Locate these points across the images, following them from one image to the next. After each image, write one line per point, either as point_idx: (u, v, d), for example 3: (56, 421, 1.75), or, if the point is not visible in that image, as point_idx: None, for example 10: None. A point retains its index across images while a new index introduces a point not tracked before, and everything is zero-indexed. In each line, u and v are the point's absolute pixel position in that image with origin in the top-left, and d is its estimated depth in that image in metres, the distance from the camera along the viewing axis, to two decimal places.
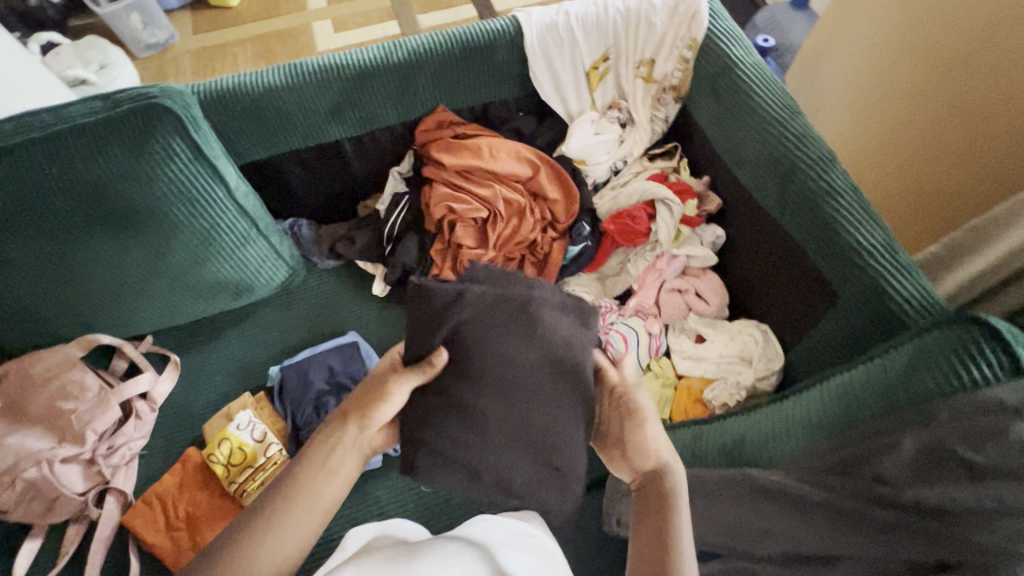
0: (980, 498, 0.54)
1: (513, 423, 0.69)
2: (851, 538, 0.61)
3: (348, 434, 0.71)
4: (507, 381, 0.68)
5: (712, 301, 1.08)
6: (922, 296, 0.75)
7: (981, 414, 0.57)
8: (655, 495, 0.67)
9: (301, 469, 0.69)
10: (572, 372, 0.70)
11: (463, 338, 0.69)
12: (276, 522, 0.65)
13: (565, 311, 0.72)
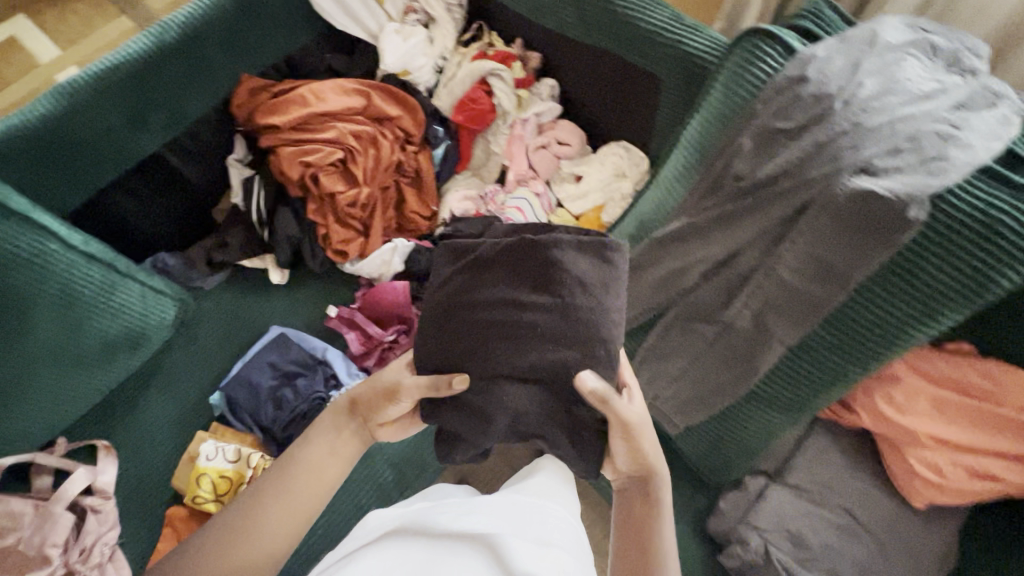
0: (803, 148, 0.70)
1: (526, 368, 0.65)
2: (742, 230, 0.75)
3: (356, 415, 0.76)
4: (511, 327, 0.64)
5: (573, 142, 1.17)
6: (710, 41, 0.90)
7: (780, 93, 0.73)
8: (638, 501, 0.72)
9: (311, 451, 0.72)
10: (588, 315, 0.63)
11: (466, 286, 0.66)
12: (279, 503, 0.69)
13: (580, 250, 0.65)
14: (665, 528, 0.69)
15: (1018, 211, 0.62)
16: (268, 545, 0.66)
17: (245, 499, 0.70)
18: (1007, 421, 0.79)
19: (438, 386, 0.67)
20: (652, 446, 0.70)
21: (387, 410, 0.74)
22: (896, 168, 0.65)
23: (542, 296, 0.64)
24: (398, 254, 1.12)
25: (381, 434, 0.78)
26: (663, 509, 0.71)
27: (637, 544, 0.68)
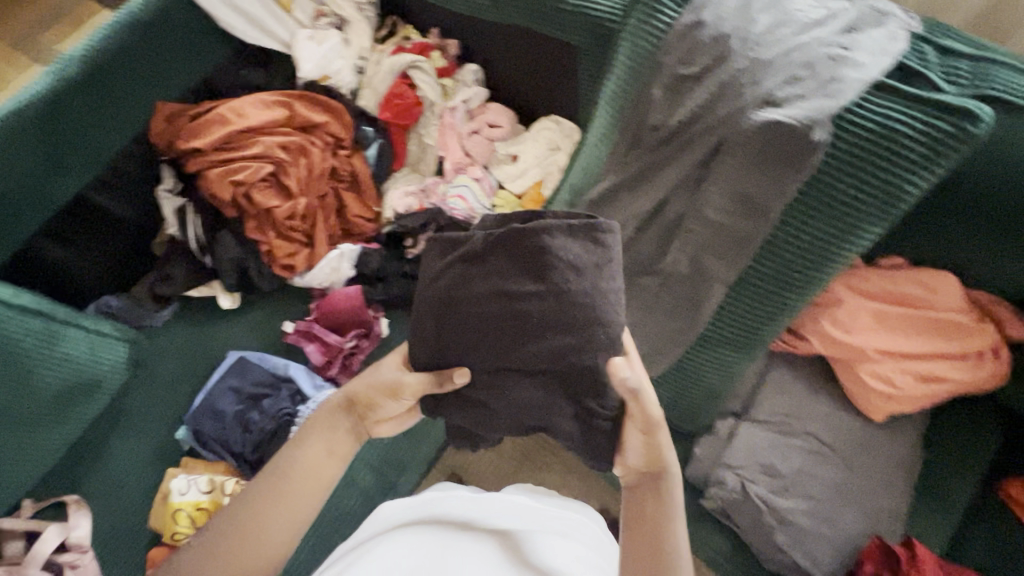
0: (711, 90, 0.71)
1: (523, 363, 0.62)
2: (668, 179, 0.76)
3: (354, 410, 0.73)
4: (503, 320, 0.62)
5: (505, 123, 1.18)
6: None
7: (683, 40, 0.74)
8: (650, 499, 0.66)
9: (306, 450, 0.68)
10: (583, 301, 0.60)
11: (457, 283, 0.64)
12: (277, 508, 0.65)
13: (572, 235, 0.61)
14: (678, 528, 0.63)
15: (916, 119, 0.64)
16: (263, 552, 0.63)
17: (242, 510, 0.65)
18: (942, 324, 0.84)
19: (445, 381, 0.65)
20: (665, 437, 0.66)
21: (385, 407, 0.71)
22: (797, 96, 0.67)
23: (533, 285, 0.61)
24: (345, 260, 1.11)
25: (378, 430, 0.76)
26: (676, 508, 0.65)
27: (651, 545, 0.62)
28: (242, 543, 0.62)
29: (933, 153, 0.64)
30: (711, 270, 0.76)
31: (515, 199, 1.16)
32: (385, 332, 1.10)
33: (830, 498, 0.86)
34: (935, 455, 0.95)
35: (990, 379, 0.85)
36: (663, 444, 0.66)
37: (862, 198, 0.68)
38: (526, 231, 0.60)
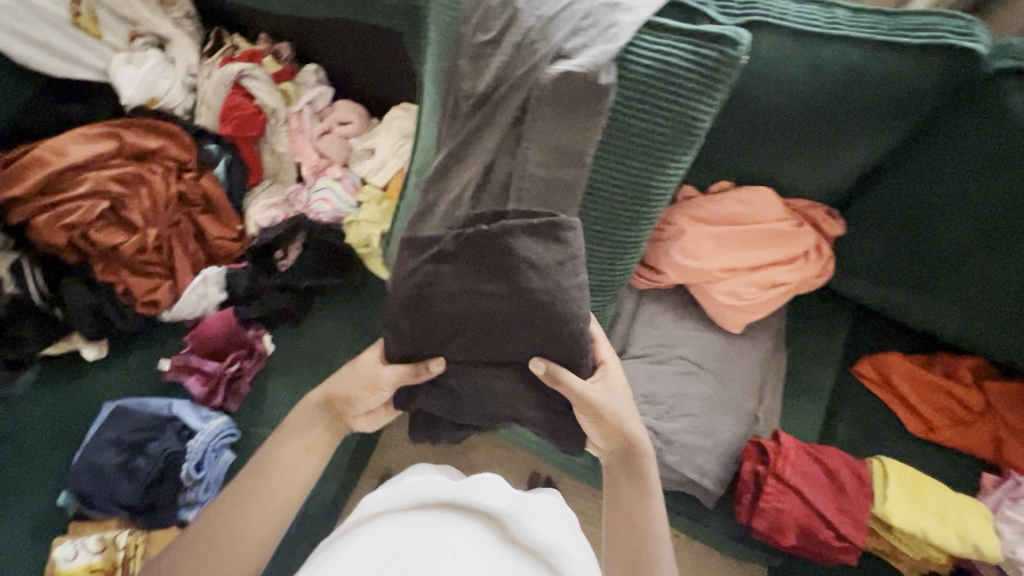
0: (508, 52, 0.74)
1: (492, 354, 0.67)
2: (491, 142, 0.79)
3: (331, 407, 0.72)
4: (470, 319, 0.65)
5: (355, 119, 1.17)
6: None
7: (476, 9, 0.77)
8: (622, 482, 0.71)
9: (286, 452, 0.68)
10: (545, 299, 0.63)
11: (428, 282, 0.65)
12: (257, 507, 0.63)
13: (534, 235, 0.63)
14: (648, 500, 0.69)
15: (687, 50, 0.70)
16: (251, 549, 0.61)
17: (228, 510, 0.63)
18: (772, 235, 0.92)
19: (420, 370, 0.67)
20: (625, 420, 0.71)
21: (363, 400, 0.71)
22: (583, 46, 0.71)
23: (497, 286, 0.63)
24: (214, 285, 1.07)
25: (356, 426, 0.75)
26: (645, 480, 0.70)
27: (627, 528, 0.67)
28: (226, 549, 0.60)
29: (708, 78, 0.70)
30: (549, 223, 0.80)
31: (381, 191, 1.14)
32: (270, 348, 1.07)
33: (708, 411, 0.93)
34: (798, 354, 1.04)
35: (819, 275, 0.95)
36: (615, 418, 0.70)
37: (671, 140, 0.74)
38: (493, 234, 0.62)
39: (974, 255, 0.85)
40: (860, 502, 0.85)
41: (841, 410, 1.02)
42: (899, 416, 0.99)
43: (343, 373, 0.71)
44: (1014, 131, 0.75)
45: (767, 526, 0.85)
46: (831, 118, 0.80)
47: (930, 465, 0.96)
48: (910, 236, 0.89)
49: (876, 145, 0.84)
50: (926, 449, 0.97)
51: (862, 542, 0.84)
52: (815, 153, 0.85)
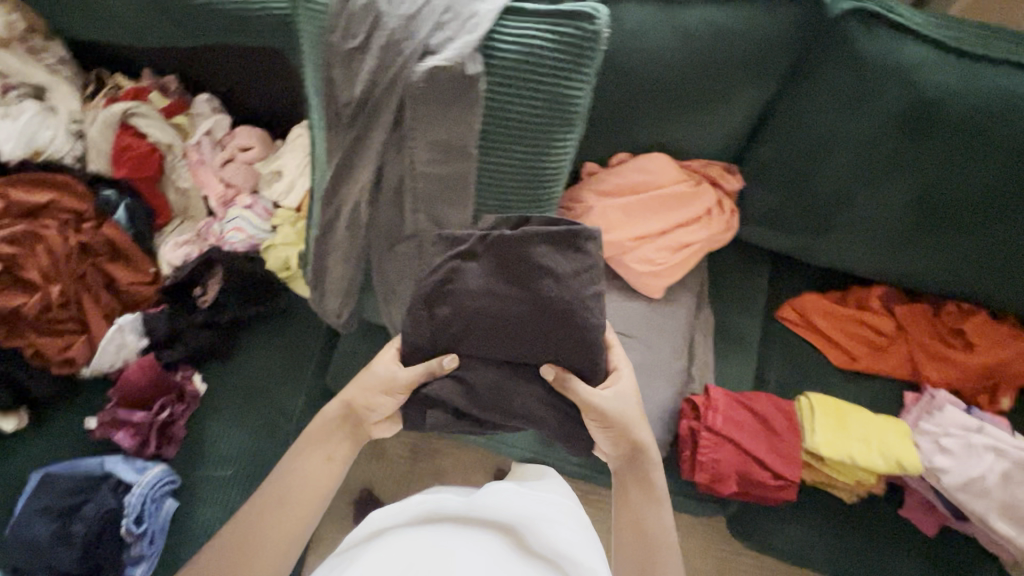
0: (376, 54, 0.74)
1: (507, 353, 0.72)
2: (377, 146, 0.78)
3: (349, 415, 0.77)
4: (486, 317, 0.70)
5: (257, 143, 1.15)
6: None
7: (339, 16, 0.76)
8: (633, 488, 0.74)
9: (303, 463, 0.72)
10: (562, 305, 0.69)
11: (450, 279, 0.70)
12: (271, 523, 0.67)
13: (558, 247, 0.69)
14: (656, 507, 0.73)
15: (549, 30, 0.71)
16: (270, 561, 0.65)
17: (250, 523, 0.67)
18: (673, 198, 0.94)
19: (435, 370, 0.71)
20: (632, 427, 0.73)
21: (379, 406, 0.75)
22: (447, 39, 0.72)
23: (519, 289, 0.69)
24: (132, 333, 1.03)
25: (376, 432, 0.79)
26: (652, 488, 0.74)
27: (636, 536, 0.71)
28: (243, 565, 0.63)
29: (575, 56, 0.72)
30: (448, 218, 0.80)
31: (295, 212, 1.12)
32: (203, 388, 1.05)
33: (641, 377, 0.95)
34: (725, 308, 1.07)
35: (727, 231, 0.98)
36: (622, 424, 0.73)
37: (552, 122, 0.75)
38: (515, 238, 0.67)
39: (859, 190, 0.89)
40: (790, 439, 0.89)
41: (770, 356, 1.05)
42: (824, 352, 1.03)
43: (360, 380, 0.75)
44: (870, 69, 0.80)
45: (708, 478, 0.87)
46: (704, 79, 0.84)
47: (856, 393, 1.01)
48: (802, 181, 0.92)
49: (758, 98, 0.87)
50: (852, 379, 1.02)
51: (798, 477, 0.87)
52: (698, 114, 0.89)
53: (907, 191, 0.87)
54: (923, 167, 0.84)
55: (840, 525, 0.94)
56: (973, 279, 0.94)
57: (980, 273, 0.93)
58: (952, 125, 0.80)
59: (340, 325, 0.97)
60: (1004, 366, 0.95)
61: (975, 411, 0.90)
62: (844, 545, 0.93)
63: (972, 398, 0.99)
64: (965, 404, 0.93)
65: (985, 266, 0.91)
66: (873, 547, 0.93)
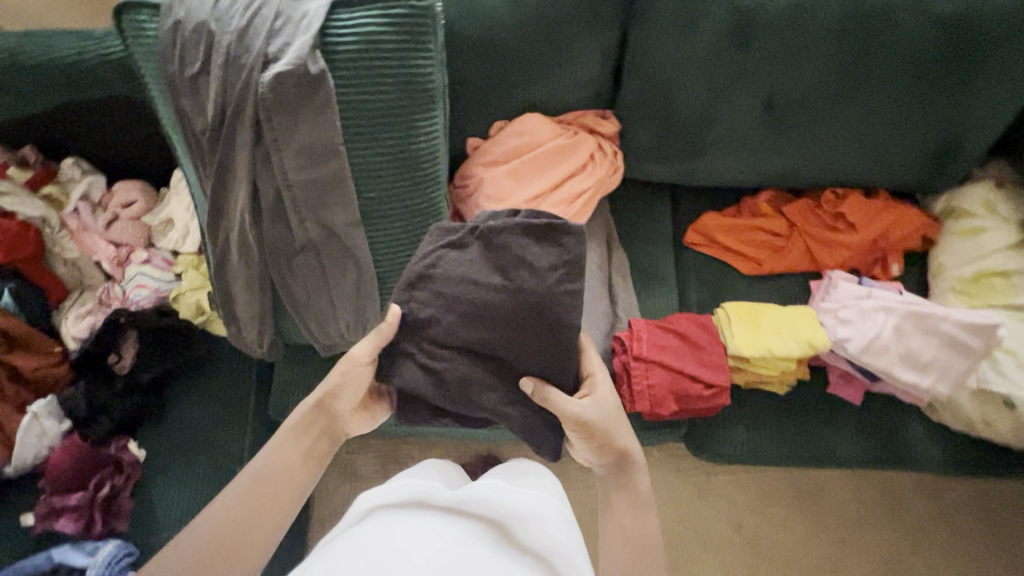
0: (218, 71, 0.72)
1: (487, 341, 0.71)
2: (247, 163, 0.77)
3: (325, 409, 0.77)
4: (464, 303, 0.70)
5: (139, 195, 1.09)
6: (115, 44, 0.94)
7: (170, 44, 0.74)
8: (617, 496, 0.74)
9: (275, 455, 0.72)
10: (537, 297, 0.69)
11: (432, 264, 0.72)
12: (249, 518, 0.68)
13: (539, 241, 0.70)
14: (644, 515, 0.72)
15: (380, 14, 0.73)
16: (248, 556, 0.66)
17: (229, 517, 0.67)
18: (555, 152, 0.97)
19: (384, 331, 0.71)
20: (614, 437, 0.75)
21: (346, 390, 0.76)
22: (286, 44, 0.72)
23: (498, 278, 0.69)
24: (50, 418, 0.99)
25: (354, 428, 0.80)
26: (637, 495, 0.74)
27: (624, 542, 0.70)
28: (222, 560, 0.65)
29: (412, 33, 0.74)
30: (338, 219, 0.81)
31: (195, 255, 1.08)
32: (142, 454, 1.02)
33: None
34: (638, 244, 1.11)
35: (613, 173, 1.02)
36: (604, 428, 0.74)
37: (411, 101, 0.77)
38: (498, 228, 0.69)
39: (718, 106, 0.96)
40: (713, 348, 0.94)
41: (686, 279, 1.11)
42: (732, 264, 1.09)
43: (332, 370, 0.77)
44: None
45: (648, 405, 0.92)
46: (550, 32, 0.89)
47: (769, 295, 1.08)
48: (668, 111, 0.98)
49: (605, 41, 0.92)
50: (762, 282, 1.09)
51: (726, 381, 0.93)
52: (557, 69, 0.93)
53: (757, 97, 0.94)
54: (763, 71, 0.91)
55: (777, 417, 1.01)
56: (836, 163, 1.03)
57: (841, 156, 1.01)
58: (774, 28, 0.87)
59: (265, 352, 0.96)
60: (886, 236, 1.05)
61: (865, 281, 0.99)
62: (785, 433, 1.00)
63: (868, 273, 1.07)
64: (859, 278, 1.02)
65: (842, 148, 1.00)
66: (809, 428, 1.00)
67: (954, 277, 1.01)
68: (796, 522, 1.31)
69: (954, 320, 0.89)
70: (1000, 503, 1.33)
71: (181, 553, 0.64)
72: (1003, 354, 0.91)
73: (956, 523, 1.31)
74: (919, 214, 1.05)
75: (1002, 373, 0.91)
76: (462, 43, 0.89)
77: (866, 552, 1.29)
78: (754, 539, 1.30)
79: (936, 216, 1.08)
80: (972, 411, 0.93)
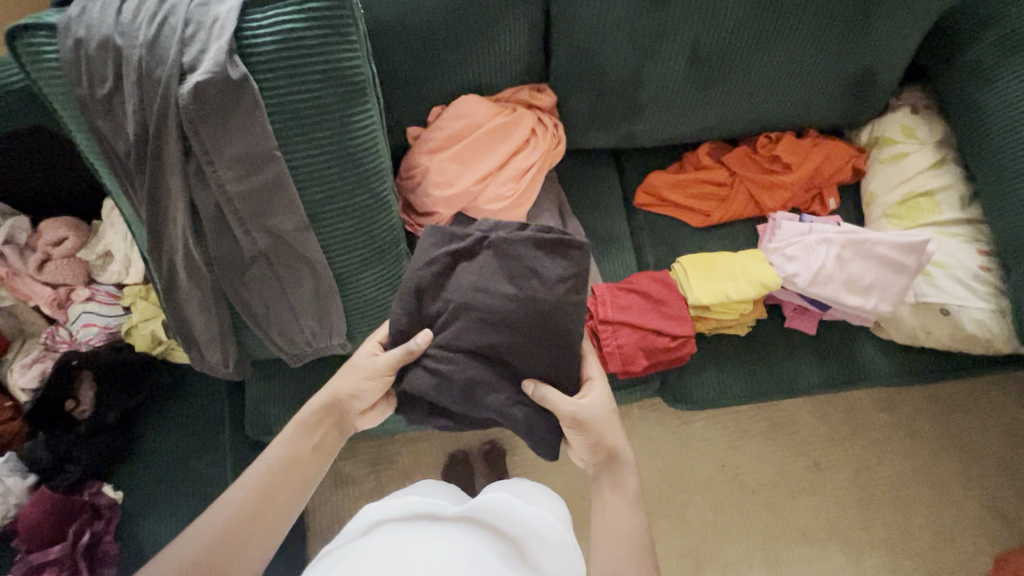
0: (132, 87, 0.69)
1: (496, 345, 0.74)
2: (178, 179, 0.74)
3: (335, 407, 0.78)
4: (475, 311, 0.73)
5: (68, 232, 1.03)
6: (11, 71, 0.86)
7: (74, 65, 0.70)
8: (607, 491, 0.76)
9: (290, 451, 0.73)
10: (547, 305, 0.74)
11: (442, 275, 0.76)
12: (262, 511, 0.68)
13: (548, 253, 0.75)
14: (633, 510, 0.74)
15: (295, 10, 0.71)
16: (257, 552, 0.66)
17: (242, 507, 0.68)
18: (497, 130, 0.97)
19: (412, 351, 0.75)
20: (604, 434, 0.77)
21: (364, 391, 0.78)
22: (200, 52, 0.69)
23: (510, 287, 0.73)
24: (13, 475, 0.94)
25: (361, 423, 0.82)
26: (626, 492, 0.76)
27: (614, 534, 0.71)
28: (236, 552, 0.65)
29: (332, 26, 0.72)
30: (285, 225, 0.79)
31: (143, 285, 1.04)
32: (120, 495, 0.98)
33: None
34: (590, 210, 1.13)
35: (557, 144, 1.03)
36: (597, 428, 0.77)
37: (341, 96, 0.76)
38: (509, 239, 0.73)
39: (647, 66, 0.98)
40: (675, 301, 0.98)
41: (641, 238, 1.14)
42: (682, 219, 1.13)
43: (346, 370, 0.79)
44: None
45: (620, 363, 0.95)
46: (473, 10, 0.89)
47: (719, 243, 1.12)
48: (600, 77, 0.99)
49: (531, 13, 0.92)
50: (712, 233, 1.13)
51: (691, 330, 0.97)
52: (486, 46, 0.93)
53: (683, 52, 0.97)
54: (685, 25, 0.94)
55: (739, 354, 1.06)
56: (766, 108, 1.07)
57: (768, 101, 1.05)
58: None
59: (232, 372, 0.94)
60: (820, 172, 1.10)
61: (805, 218, 1.04)
62: (751, 368, 1.05)
63: (808, 210, 1.13)
64: (800, 215, 1.07)
65: (769, 92, 1.04)
66: (771, 359, 1.06)
67: (884, 203, 1.07)
68: (773, 452, 1.39)
69: (887, 243, 0.95)
70: (949, 404, 1.44)
71: (195, 542, 0.64)
72: (937, 269, 0.99)
73: (915, 428, 1.42)
74: (847, 147, 1.11)
75: (935, 285, 0.99)
76: (386, 31, 0.87)
77: (839, 469, 1.39)
78: (737, 474, 1.37)
79: (862, 147, 1.14)
80: (914, 323, 1.01)
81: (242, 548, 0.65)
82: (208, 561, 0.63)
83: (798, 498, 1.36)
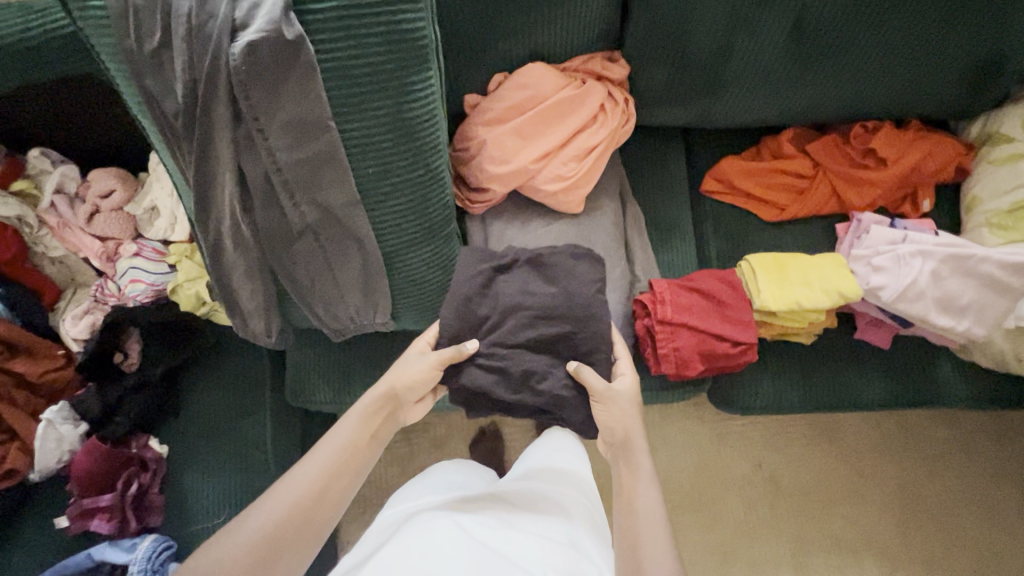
0: (183, 43, 0.64)
1: (539, 349, 0.75)
2: (226, 143, 0.69)
3: (391, 399, 0.77)
4: (522, 319, 0.74)
5: (116, 185, 1.01)
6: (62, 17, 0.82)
7: (123, 13, 0.65)
8: (621, 471, 0.75)
9: (352, 434, 0.72)
10: (584, 305, 0.76)
11: (486, 287, 0.76)
12: (326, 494, 0.67)
13: (584, 260, 0.78)
14: (649, 486, 0.72)
15: None
16: (317, 531, 0.66)
17: (305, 485, 0.67)
18: (562, 105, 0.89)
19: (462, 353, 0.74)
20: (619, 408, 0.76)
21: (416, 390, 0.77)
22: (254, 6, 0.63)
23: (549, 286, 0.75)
24: (65, 423, 0.97)
25: (410, 415, 0.82)
26: (641, 470, 0.74)
27: (625, 512, 0.70)
28: (300, 534, 0.64)
29: None
30: (334, 199, 0.75)
31: (187, 243, 1.02)
32: (165, 450, 1.01)
33: None
34: (652, 194, 1.05)
35: (626, 122, 0.94)
36: (617, 410, 0.76)
37: (401, 62, 0.69)
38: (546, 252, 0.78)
39: (735, 39, 0.87)
40: (739, 305, 0.90)
41: (704, 229, 1.05)
42: (753, 211, 1.04)
43: (399, 365, 0.77)
44: None
45: (675, 367, 0.89)
46: None
47: (792, 240, 1.03)
48: (682, 49, 0.89)
49: None
50: (785, 228, 1.03)
51: (753, 338, 0.90)
52: (559, 10, 0.84)
53: (780, 24, 0.85)
54: None
55: (802, 363, 0.99)
56: (868, 91, 0.94)
57: (869, 86, 0.93)
58: None
59: (272, 341, 0.92)
60: (919, 170, 0.98)
61: (898, 224, 0.93)
62: (812, 379, 0.99)
63: (897, 210, 1.02)
64: (890, 222, 0.95)
65: (873, 75, 0.92)
66: (835, 371, 0.99)
67: (988, 210, 0.96)
68: (815, 459, 1.34)
69: (996, 260, 0.86)
70: (1010, 422, 1.36)
71: (263, 515, 0.63)
72: None
73: (970, 445, 1.34)
74: (954, 142, 0.98)
75: None
76: None
77: (882, 480, 1.33)
78: (774, 477, 1.33)
79: (970, 143, 1.01)
80: (1005, 347, 0.90)
81: (304, 530, 0.65)
82: (275, 539, 0.62)
83: (836, 507, 1.31)
